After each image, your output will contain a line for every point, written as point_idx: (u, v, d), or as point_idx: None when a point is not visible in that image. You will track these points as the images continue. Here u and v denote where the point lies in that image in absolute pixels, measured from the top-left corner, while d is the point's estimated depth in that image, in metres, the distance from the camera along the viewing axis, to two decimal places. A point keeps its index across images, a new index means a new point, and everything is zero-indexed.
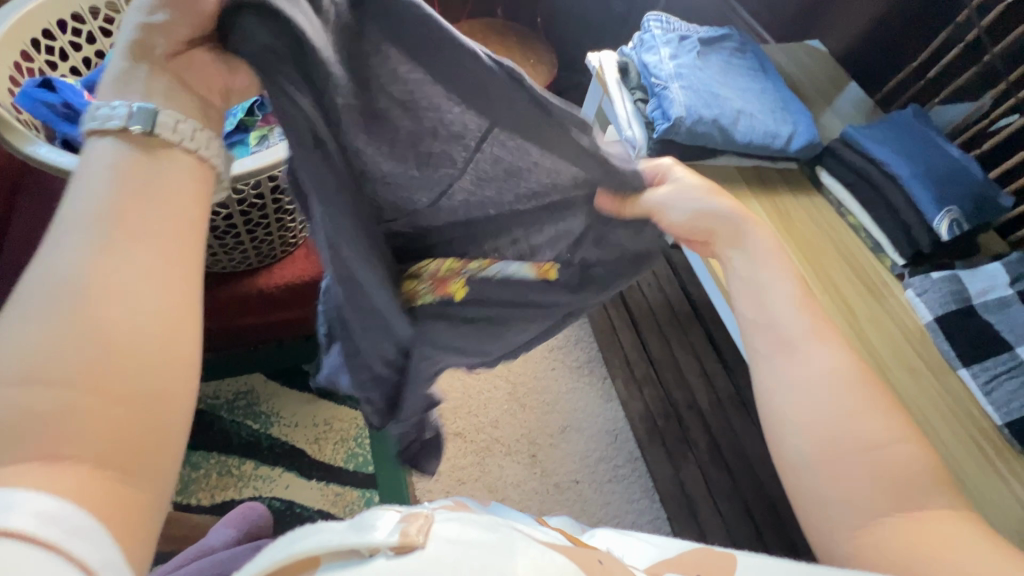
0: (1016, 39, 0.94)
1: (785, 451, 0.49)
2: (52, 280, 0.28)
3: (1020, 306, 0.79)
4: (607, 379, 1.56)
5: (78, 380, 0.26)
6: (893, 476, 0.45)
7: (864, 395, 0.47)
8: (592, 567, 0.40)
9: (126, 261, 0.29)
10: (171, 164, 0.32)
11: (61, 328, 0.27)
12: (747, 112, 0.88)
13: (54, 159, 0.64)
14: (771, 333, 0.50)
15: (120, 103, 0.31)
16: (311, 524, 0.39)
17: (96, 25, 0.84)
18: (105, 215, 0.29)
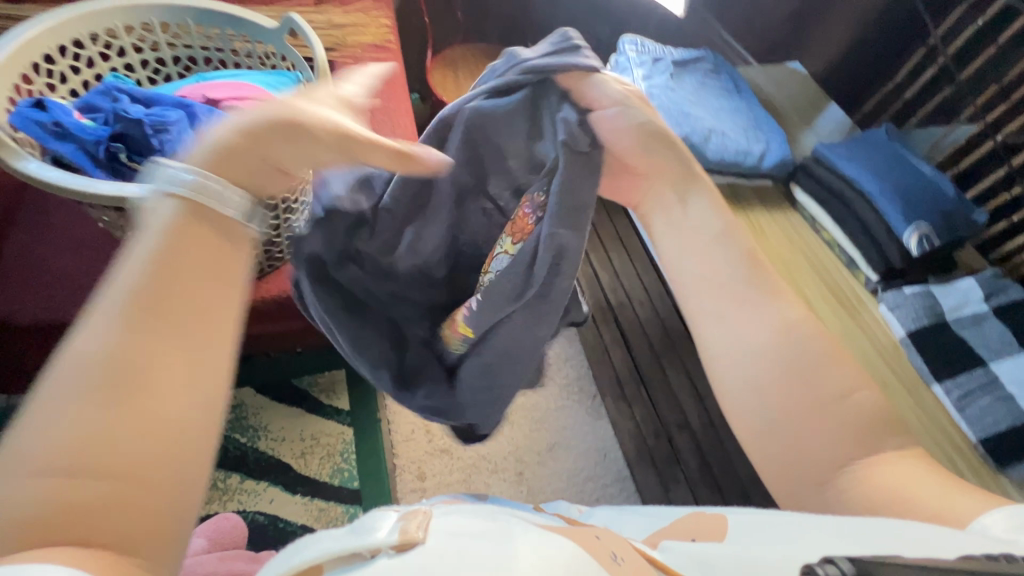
0: (981, 64, 0.97)
1: (743, 418, 0.49)
2: (91, 359, 0.29)
3: (994, 321, 0.80)
4: (596, 398, 1.57)
5: (122, 468, 0.28)
6: (858, 423, 0.46)
7: (818, 349, 0.47)
8: (589, 542, 0.41)
9: (177, 351, 0.31)
10: (225, 247, 0.34)
11: (110, 412, 0.28)
12: (719, 131, 0.90)
13: (42, 174, 0.67)
14: (719, 290, 0.49)
15: (187, 170, 0.34)
16: (313, 534, 0.40)
17: (95, 50, 0.89)
18: (164, 301, 0.31)
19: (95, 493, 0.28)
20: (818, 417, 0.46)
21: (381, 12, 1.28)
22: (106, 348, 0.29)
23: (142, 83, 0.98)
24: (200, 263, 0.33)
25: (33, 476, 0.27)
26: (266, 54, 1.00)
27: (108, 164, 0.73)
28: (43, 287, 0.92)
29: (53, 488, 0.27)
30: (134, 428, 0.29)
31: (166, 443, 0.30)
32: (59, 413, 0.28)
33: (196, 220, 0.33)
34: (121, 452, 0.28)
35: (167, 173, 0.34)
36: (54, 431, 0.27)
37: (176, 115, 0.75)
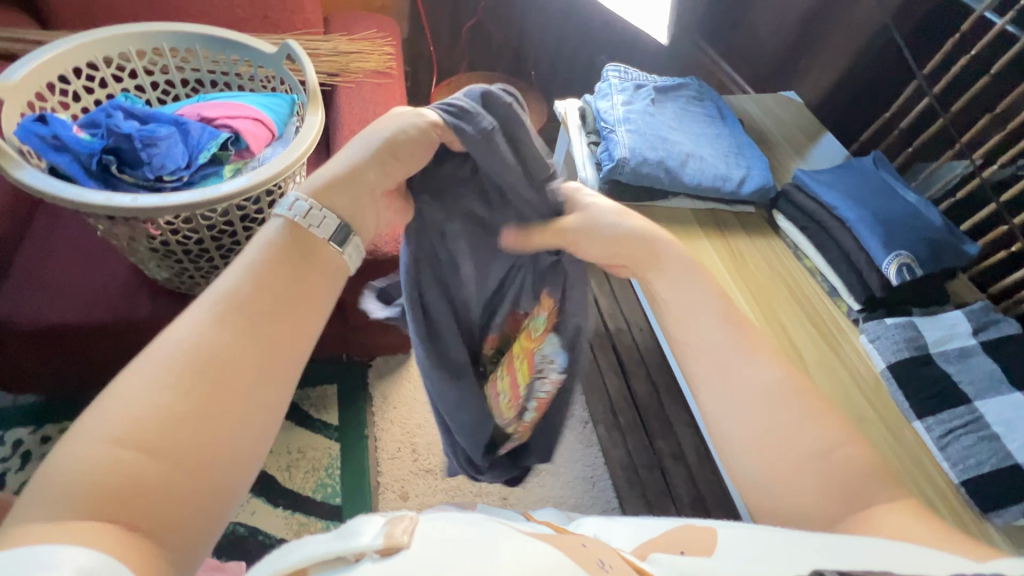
0: (968, 101, 0.95)
1: (738, 473, 0.50)
2: (178, 350, 0.37)
3: (981, 355, 0.77)
4: (588, 423, 1.49)
5: (163, 441, 0.35)
6: (842, 475, 0.46)
7: (800, 407, 0.49)
8: (572, 552, 0.37)
9: (237, 352, 0.39)
10: (313, 267, 0.44)
11: (176, 391, 0.36)
12: (697, 155, 0.93)
13: (35, 182, 0.71)
14: (705, 358, 0.53)
15: (299, 200, 0.45)
16: (295, 540, 0.37)
17: (108, 72, 0.96)
18: (236, 309, 0.40)
19: (150, 468, 0.34)
20: (799, 470, 0.47)
21: (384, 40, 1.34)
22: (189, 343, 0.38)
23: (151, 102, 1.04)
24: (273, 286, 0.42)
25: (109, 445, 0.33)
26: (268, 78, 1.06)
27: (99, 174, 0.78)
28: (40, 288, 0.95)
29: (117, 453, 0.33)
30: (204, 411, 0.36)
31: (227, 433, 0.37)
32: (143, 392, 0.35)
33: (287, 246, 0.44)
34: (190, 432, 0.36)
35: (285, 200, 0.45)
36: (134, 407, 0.35)
37: (166, 132, 0.81)
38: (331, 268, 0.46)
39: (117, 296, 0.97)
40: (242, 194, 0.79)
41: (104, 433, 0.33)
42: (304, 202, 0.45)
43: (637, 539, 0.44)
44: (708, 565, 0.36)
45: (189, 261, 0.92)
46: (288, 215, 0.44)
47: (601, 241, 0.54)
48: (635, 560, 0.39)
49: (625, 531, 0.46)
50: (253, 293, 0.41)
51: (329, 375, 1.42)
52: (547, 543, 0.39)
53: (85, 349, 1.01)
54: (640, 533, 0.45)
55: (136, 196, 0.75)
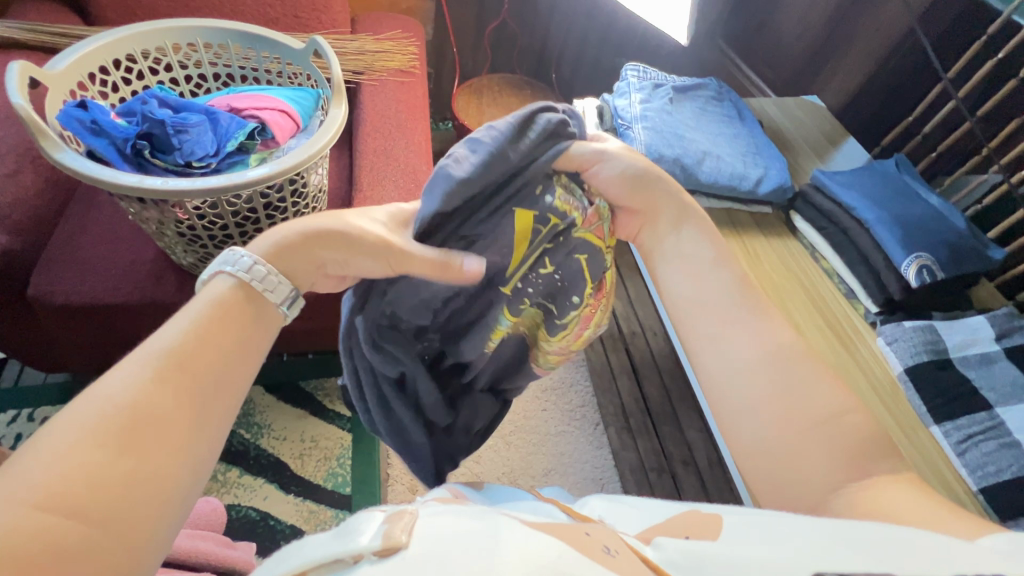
0: (996, 103, 0.93)
1: (742, 442, 0.52)
2: (105, 409, 0.34)
3: (1005, 362, 0.75)
4: (599, 425, 1.45)
5: (74, 506, 0.30)
6: (840, 445, 0.47)
7: (794, 376, 0.50)
8: (578, 540, 0.37)
9: (163, 400, 0.36)
10: (259, 313, 0.44)
11: (94, 442, 0.32)
12: (713, 154, 0.94)
13: (72, 162, 0.74)
14: (707, 312, 0.55)
15: (245, 257, 0.44)
16: (298, 539, 0.37)
17: (146, 65, 1.00)
18: (171, 355, 0.38)
19: (80, 526, 0.30)
20: (798, 441, 0.48)
21: (409, 39, 1.37)
22: (123, 400, 0.34)
23: (184, 95, 1.08)
24: (221, 343, 0.41)
25: (17, 511, 0.29)
26: (295, 73, 1.09)
27: (132, 158, 0.82)
28: (74, 271, 0.99)
29: (25, 521, 0.29)
30: (136, 473, 0.33)
31: (157, 495, 0.34)
32: (64, 448, 0.32)
33: (233, 301, 0.42)
34: (122, 497, 0.32)
35: (236, 257, 0.44)
36: (51, 465, 0.31)
37: (197, 120, 0.85)
38: (269, 317, 0.45)
39: (145, 280, 1.01)
40: (268, 180, 0.81)
41: (33, 492, 0.30)
42: (279, 277, 0.45)
43: (644, 522, 0.44)
44: (711, 551, 0.36)
45: (213, 248, 0.95)
46: (245, 278, 0.43)
47: (610, 186, 0.58)
48: (638, 544, 0.39)
49: (634, 515, 0.46)
50: (202, 350, 0.39)
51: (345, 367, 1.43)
52: (549, 531, 0.38)
53: (113, 329, 1.04)
54: (650, 516, 0.45)
55: (165, 179, 0.78)
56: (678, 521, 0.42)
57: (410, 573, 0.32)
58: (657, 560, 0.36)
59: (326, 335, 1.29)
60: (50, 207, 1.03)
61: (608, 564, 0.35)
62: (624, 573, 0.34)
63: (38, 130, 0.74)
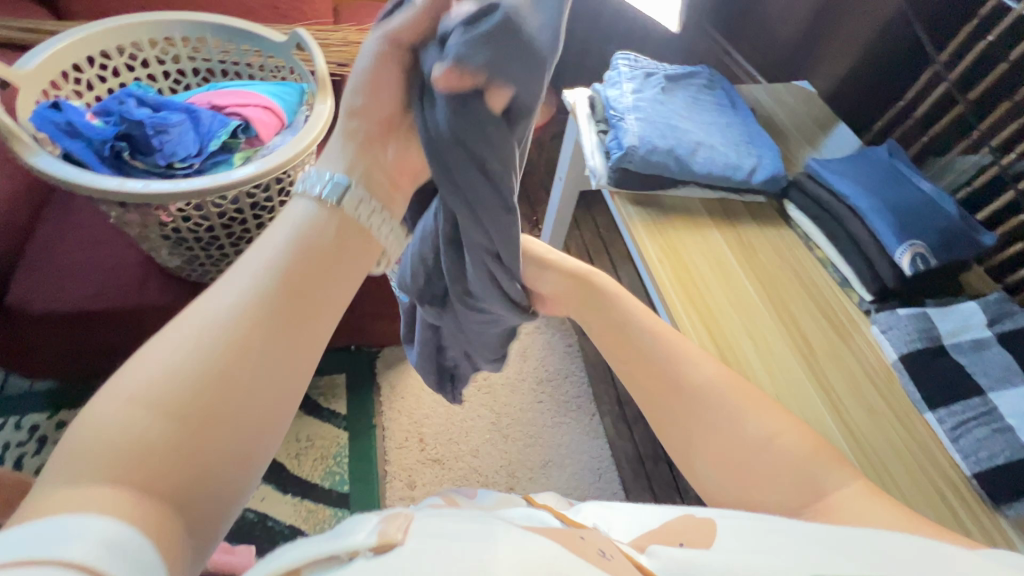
0: (988, 86, 0.93)
1: (711, 460, 0.53)
2: (212, 317, 0.35)
3: (997, 347, 0.76)
4: (596, 416, 1.43)
5: (169, 410, 0.32)
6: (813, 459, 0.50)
7: None
8: (574, 545, 0.36)
9: (262, 313, 0.35)
10: (357, 234, 0.41)
11: (197, 351, 0.34)
12: (706, 144, 0.93)
13: (48, 168, 0.72)
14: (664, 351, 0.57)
15: (324, 178, 0.41)
16: (288, 543, 0.36)
17: (121, 61, 0.97)
18: (270, 269, 0.37)
19: (176, 440, 0.32)
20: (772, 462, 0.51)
21: None
22: (228, 312, 0.35)
23: (163, 92, 1.05)
24: (318, 263, 0.38)
25: (125, 406, 0.32)
26: (278, 67, 1.06)
27: (112, 161, 0.80)
28: (56, 277, 0.96)
29: (129, 418, 0.31)
30: (227, 386, 0.34)
31: (245, 410, 0.34)
32: (173, 354, 0.33)
33: (329, 221, 0.40)
34: (213, 410, 0.33)
35: (310, 179, 0.41)
36: (158, 372, 0.33)
37: (178, 119, 0.82)
38: (370, 242, 0.42)
39: (131, 284, 0.99)
40: (254, 180, 0.79)
41: (145, 406, 0.32)
42: (341, 183, 0.41)
43: (636, 530, 0.44)
44: (709, 558, 0.35)
45: (200, 250, 0.93)
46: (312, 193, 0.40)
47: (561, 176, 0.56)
48: (631, 551, 0.39)
49: (628, 520, 0.46)
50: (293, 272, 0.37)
51: (338, 365, 1.42)
52: (543, 536, 0.38)
53: (99, 334, 1.02)
54: (642, 521, 0.46)
55: (148, 182, 0.76)
56: (671, 528, 0.42)
57: (407, 569, 0.31)
58: (651, 568, 0.36)
59: None
60: (28, 211, 0.99)
61: (602, 566, 0.35)
62: None
63: (11, 134, 0.72)
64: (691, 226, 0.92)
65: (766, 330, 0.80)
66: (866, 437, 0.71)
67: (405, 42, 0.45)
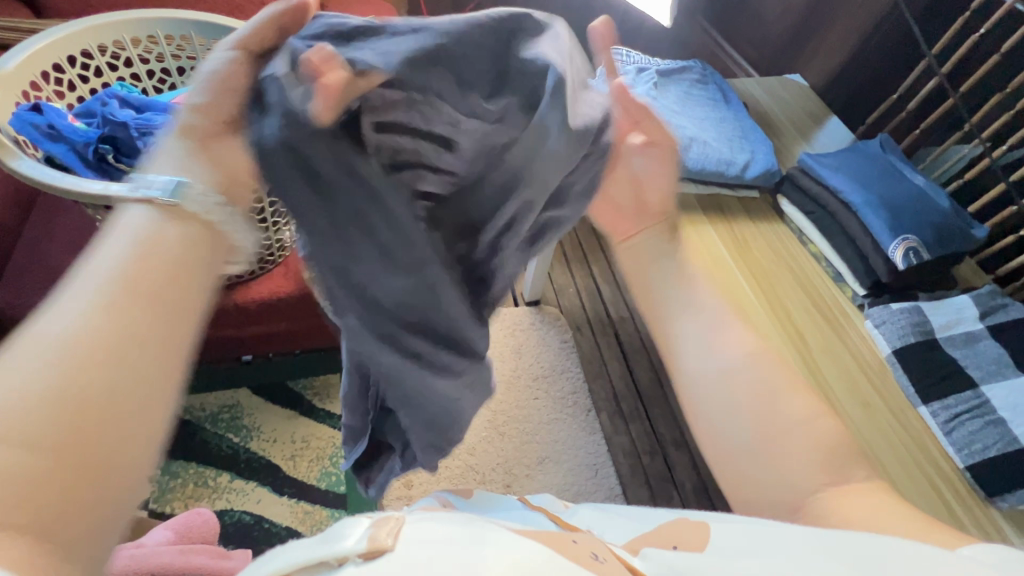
0: (979, 79, 0.93)
1: (717, 440, 0.54)
2: (45, 343, 0.29)
3: (989, 340, 0.76)
4: (591, 411, 1.42)
5: (15, 442, 0.27)
6: (825, 448, 0.50)
7: (787, 378, 0.53)
8: (574, 551, 0.36)
9: (107, 325, 0.31)
10: (206, 232, 0.36)
11: (33, 382, 0.28)
12: (700, 140, 0.93)
13: (29, 171, 0.70)
14: (692, 323, 0.54)
15: (156, 178, 0.35)
16: (280, 546, 0.34)
17: (103, 60, 0.94)
18: (109, 280, 0.32)
19: (41, 472, 0.28)
20: (781, 443, 0.51)
21: None
22: (64, 335, 0.30)
23: (148, 92, 1.03)
24: (169, 266, 0.34)
25: None
26: None
27: (96, 164, 0.78)
28: (42, 282, 0.94)
29: None
30: (83, 412, 0.29)
31: (115, 435, 0.30)
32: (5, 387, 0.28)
33: (171, 222, 0.35)
34: (77, 439, 0.29)
35: (149, 181, 0.35)
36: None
37: (163, 120, 0.80)
38: (218, 239, 0.37)
39: None
40: None
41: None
42: (178, 181, 0.35)
43: (634, 530, 0.44)
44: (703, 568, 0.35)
45: None
46: (150, 200, 0.34)
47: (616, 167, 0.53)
48: (624, 553, 0.38)
49: (625, 524, 0.46)
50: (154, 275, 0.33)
51: None
52: (533, 538, 0.37)
53: None
54: (639, 525, 0.45)
55: None
56: (664, 532, 0.42)
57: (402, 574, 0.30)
58: (643, 570, 0.35)
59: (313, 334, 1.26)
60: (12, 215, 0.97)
61: (595, 571, 0.34)
62: None
63: None
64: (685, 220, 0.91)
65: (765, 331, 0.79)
66: (858, 431, 0.72)
67: (258, 52, 0.39)
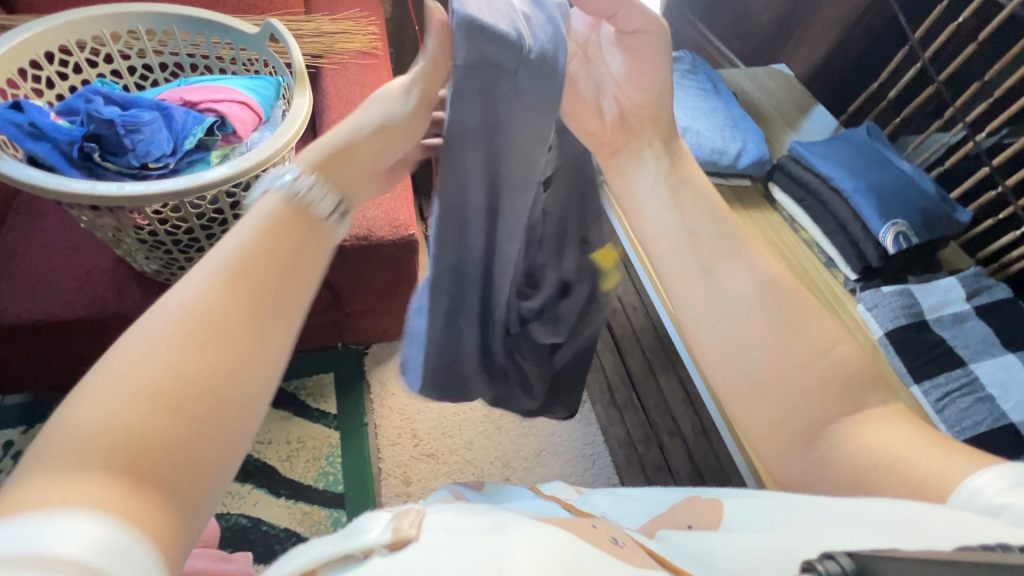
0: (960, 64, 0.96)
1: (724, 380, 0.43)
2: (174, 314, 0.31)
3: (976, 320, 0.79)
4: (586, 403, 1.47)
5: (141, 392, 0.28)
6: (846, 379, 0.40)
7: (799, 299, 0.42)
8: (595, 537, 0.36)
9: (219, 295, 0.32)
10: (311, 222, 0.39)
11: (160, 351, 0.29)
12: (692, 130, 0.94)
13: (11, 171, 0.68)
14: (689, 249, 0.45)
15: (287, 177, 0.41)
16: (299, 545, 0.35)
17: (82, 57, 0.91)
18: (230, 259, 0.34)
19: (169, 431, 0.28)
20: (798, 372, 0.40)
21: (369, 19, 1.29)
22: (189, 305, 0.31)
23: (130, 89, 1.00)
24: (287, 247, 0.37)
25: (117, 402, 0.27)
26: (251, 60, 1.02)
27: (81, 163, 0.76)
28: (26, 286, 0.91)
29: (116, 414, 0.27)
30: (213, 375, 0.30)
31: (225, 410, 0.30)
32: (138, 352, 0.29)
33: (286, 212, 0.38)
34: (201, 397, 0.29)
35: (282, 177, 0.41)
36: (128, 370, 0.28)
37: (150, 117, 0.78)
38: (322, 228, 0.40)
39: (106, 290, 0.94)
40: (234, 179, 0.75)
41: (98, 389, 0.27)
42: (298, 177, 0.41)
43: (646, 517, 0.45)
44: (719, 546, 0.35)
45: (178, 252, 0.90)
46: (297, 196, 0.39)
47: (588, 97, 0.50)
48: (641, 539, 0.39)
49: (638, 511, 0.46)
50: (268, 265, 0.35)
51: (326, 364, 1.39)
52: (554, 525, 0.37)
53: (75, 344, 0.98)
54: (650, 507, 0.46)
55: (122, 184, 0.72)
56: (678, 515, 0.43)
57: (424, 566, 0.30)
58: (663, 554, 0.35)
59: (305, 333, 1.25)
60: None
61: (616, 555, 0.34)
62: (638, 565, 0.33)
63: None
64: None
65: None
66: None
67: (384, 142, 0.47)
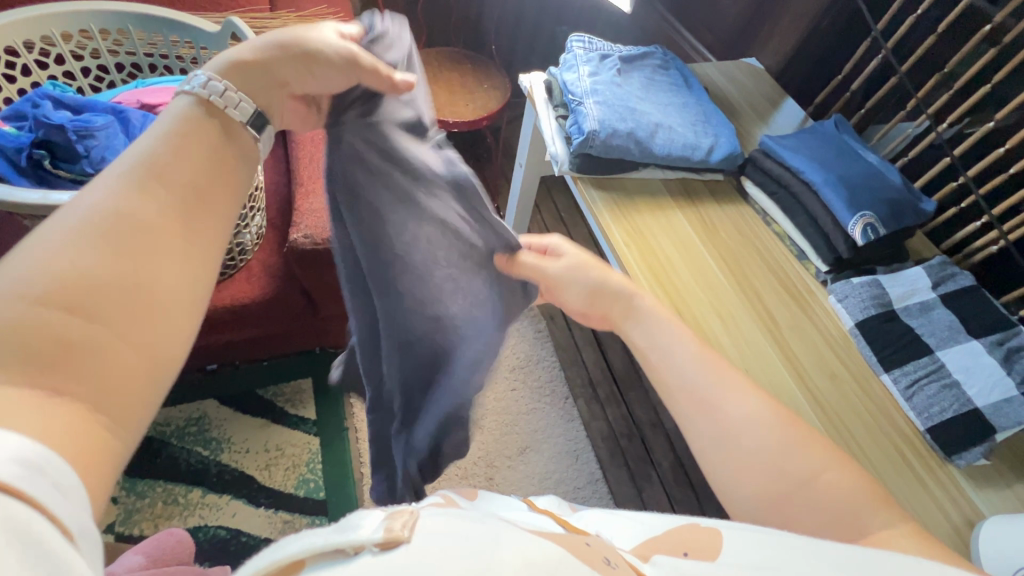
0: (922, 54, 0.98)
1: (735, 506, 0.52)
2: (91, 214, 0.34)
3: (942, 308, 0.81)
4: (568, 399, 1.44)
5: (51, 292, 0.30)
6: (835, 502, 0.48)
7: (789, 435, 0.51)
8: (582, 553, 0.35)
9: (144, 201, 0.36)
10: (229, 134, 0.43)
11: (74, 245, 0.32)
12: (665, 125, 0.94)
13: None
14: (690, 398, 0.56)
15: (194, 78, 0.43)
16: (292, 534, 0.34)
17: (31, 58, 0.87)
18: (144, 165, 0.37)
19: (92, 335, 0.31)
20: (799, 499, 0.48)
21: (337, 14, 1.25)
22: (105, 209, 0.34)
23: (84, 91, 0.96)
24: (196, 157, 0.40)
25: (22, 302, 0.29)
26: (212, 58, 0.98)
27: (30, 170, 0.73)
28: None
29: (29, 311, 0.29)
30: (130, 281, 0.33)
31: (149, 312, 0.34)
32: (59, 254, 0.31)
33: (204, 122, 0.42)
34: (118, 300, 0.32)
35: (193, 78, 0.43)
36: (48, 263, 0.31)
37: (104, 121, 0.75)
38: (243, 144, 0.44)
39: None
40: None
41: (3, 291, 0.29)
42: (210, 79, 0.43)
43: (639, 538, 0.43)
44: None
45: None
46: (208, 97, 0.42)
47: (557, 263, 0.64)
48: (636, 562, 0.37)
49: (631, 528, 0.45)
50: (173, 161, 0.39)
51: (303, 369, 1.36)
52: (546, 541, 0.36)
53: None
54: (647, 530, 0.44)
55: (75, 194, 0.68)
56: (674, 536, 0.41)
57: (409, 567, 0.29)
58: None
59: (280, 339, 1.22)
60: None
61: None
62: None
63: None
64: (653, 209, 0.93)
65: (729, 305, 0.82)
66: (825, 402, 0.75)
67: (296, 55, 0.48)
